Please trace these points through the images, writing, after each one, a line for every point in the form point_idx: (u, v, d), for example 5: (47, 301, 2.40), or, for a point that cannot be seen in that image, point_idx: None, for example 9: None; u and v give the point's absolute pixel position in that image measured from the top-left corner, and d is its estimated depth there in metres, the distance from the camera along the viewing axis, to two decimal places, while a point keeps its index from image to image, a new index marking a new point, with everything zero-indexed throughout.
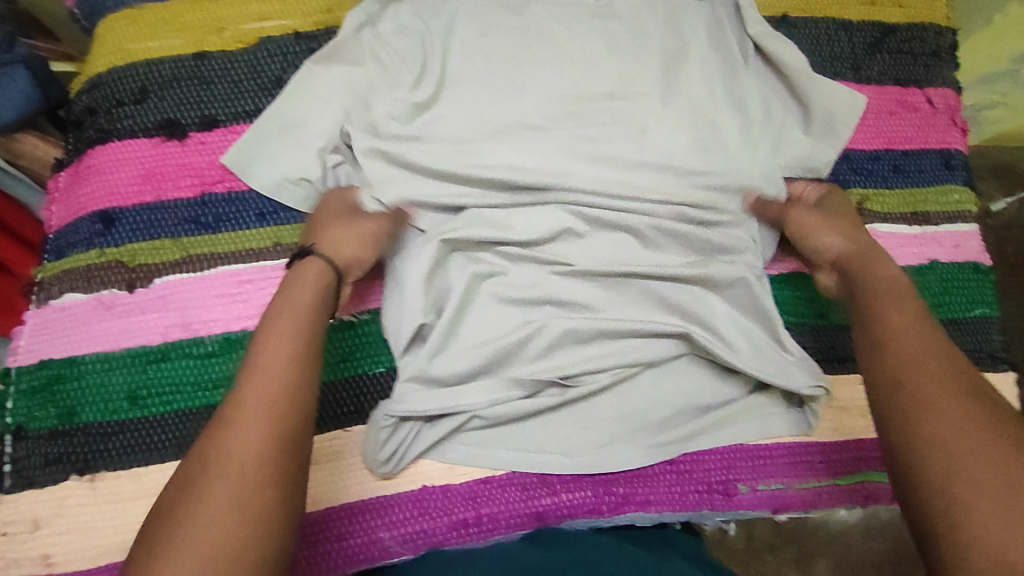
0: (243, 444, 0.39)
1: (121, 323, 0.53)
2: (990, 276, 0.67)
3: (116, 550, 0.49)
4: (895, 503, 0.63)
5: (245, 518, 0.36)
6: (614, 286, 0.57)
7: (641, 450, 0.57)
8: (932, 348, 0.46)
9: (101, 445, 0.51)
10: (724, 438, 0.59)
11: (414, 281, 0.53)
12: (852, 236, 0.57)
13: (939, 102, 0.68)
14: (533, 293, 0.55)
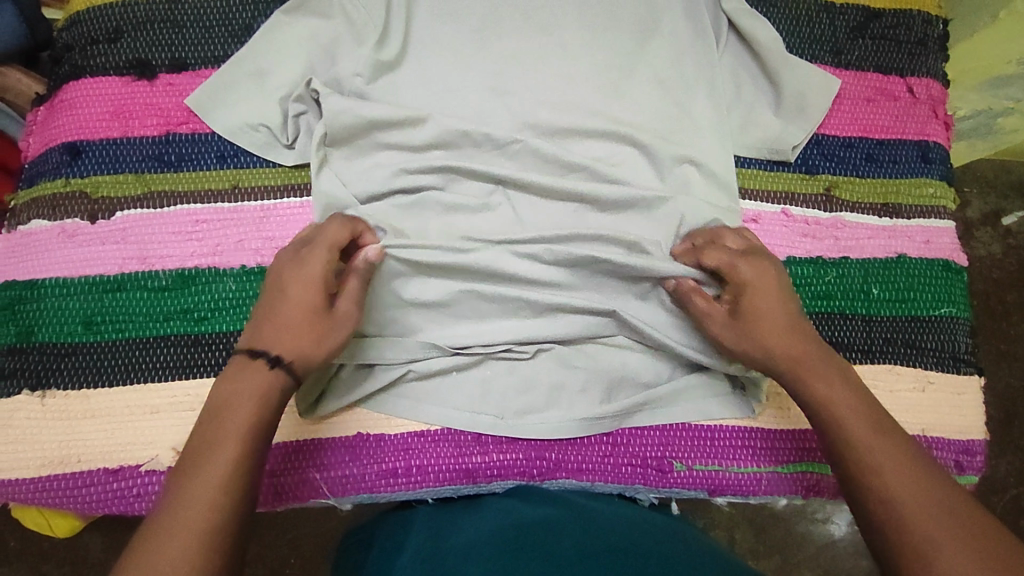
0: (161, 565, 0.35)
1: (81, 251, 0.55)
2: (961, 277, 0.63)
3: (59, 463, 0.52)
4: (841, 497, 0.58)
5: None
6: None
7: (578, 422, 0.55)
8: (885, 430, 0.44)
9: (53, 365, 0.53)
10: (665, 415, 0.56)
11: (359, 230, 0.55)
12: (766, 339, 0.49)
13: (921, 92, 0.66)
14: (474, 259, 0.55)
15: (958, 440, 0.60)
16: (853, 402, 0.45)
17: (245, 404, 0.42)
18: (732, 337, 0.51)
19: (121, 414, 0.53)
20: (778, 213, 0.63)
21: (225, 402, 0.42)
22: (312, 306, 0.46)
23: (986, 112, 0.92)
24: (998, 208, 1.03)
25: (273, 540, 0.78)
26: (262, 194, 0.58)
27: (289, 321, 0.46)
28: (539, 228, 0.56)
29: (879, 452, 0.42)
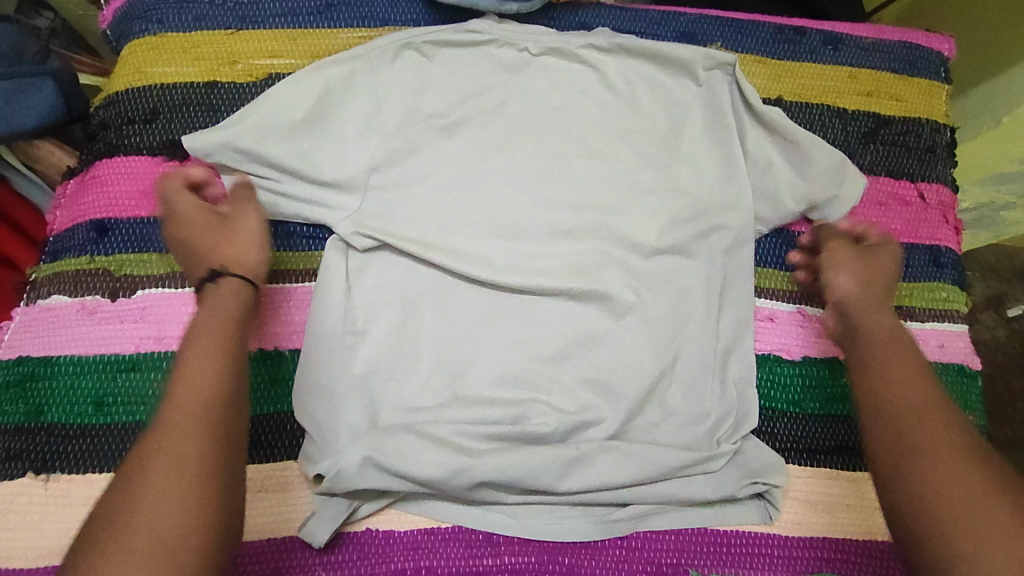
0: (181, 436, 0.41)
1: (99, 329, 0.55)
2: (976, 382, 0.64)
3: (55, 552, 0.50)
4: None
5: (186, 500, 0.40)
6: (579, 348, 0.58)
7: (592, 524, 0.54)
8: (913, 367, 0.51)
9: (60, 446, 0.52)
10: (681, 519, 0.55)
11: (392, 336, 0.57)
12: (866, 282, 0.56)
13: (931, 197, 0.68)
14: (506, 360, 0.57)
15: None
16: (900, 365, 0.51)
17: (209, 323, 0.46)
18: (854, 270, 0.57)
19: None
20: (792, 313, 0.63)
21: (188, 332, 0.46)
22: (201, 216, 0.52)
23: (987, 206, 0.95)
24: (1001, 296, 1.04)
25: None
26: (287, 277, 0.60)
27: (198, 233, 0.52)
28: (559, 327, 0.58)
29: (920, 420, 0.47)
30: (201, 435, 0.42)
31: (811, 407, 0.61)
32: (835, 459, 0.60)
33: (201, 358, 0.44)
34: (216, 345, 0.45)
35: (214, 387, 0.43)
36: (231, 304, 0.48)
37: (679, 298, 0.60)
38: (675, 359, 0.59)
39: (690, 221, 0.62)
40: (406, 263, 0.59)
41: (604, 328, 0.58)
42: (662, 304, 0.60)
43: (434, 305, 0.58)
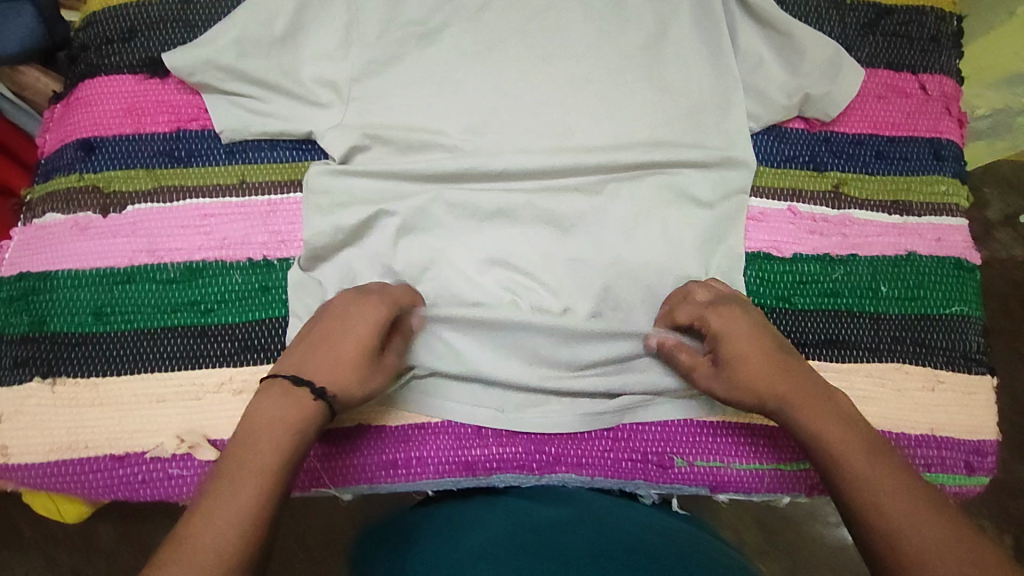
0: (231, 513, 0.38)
1: (93, 244, 0.57)
2: (973, 276, 0.62)
3: (65, 448, 0.52)
4: None
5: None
6: (565, 244, 0.58)
7: (578, 417, 0.55)
8: (848, 421, 0.47)
9: (64, 354, 0.54)
10: (668, 411, 0.56)
11: (388, 237, 0.58)
12: (729, 369, 0.51)
13: (933, 88, 0.65)
14: (497, 259, 0.58)
15: (968, 441, 0.58)
16: (835, 419, 0.47)
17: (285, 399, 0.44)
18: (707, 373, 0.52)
19: (129, 401, 0.54)
20: (784, 210, 0.62)
21: (258, 414, 0.43)
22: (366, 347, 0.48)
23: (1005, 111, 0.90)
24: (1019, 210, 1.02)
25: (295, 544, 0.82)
26: (271, 189, 0.59)
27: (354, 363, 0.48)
28: (547, 227, 0.58)
29: (877, 472, 0.43)
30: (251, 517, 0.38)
31: (800, 302, 0.60)
32: (825, 351, 0.59)
33: (268, 440, 0.42)
34: (289, 437, 0.43)
35: (267, 480, 0.40)
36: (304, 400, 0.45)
37: (667, 201, 0.60)
38: (663, 257, 0.58)
39: (680, 122, 0.61)
40: (387, 174, 0.58)
41: (591, 225, 0.59)
42: (653, 205, 0.59)
43: (419, 210, 0.58)
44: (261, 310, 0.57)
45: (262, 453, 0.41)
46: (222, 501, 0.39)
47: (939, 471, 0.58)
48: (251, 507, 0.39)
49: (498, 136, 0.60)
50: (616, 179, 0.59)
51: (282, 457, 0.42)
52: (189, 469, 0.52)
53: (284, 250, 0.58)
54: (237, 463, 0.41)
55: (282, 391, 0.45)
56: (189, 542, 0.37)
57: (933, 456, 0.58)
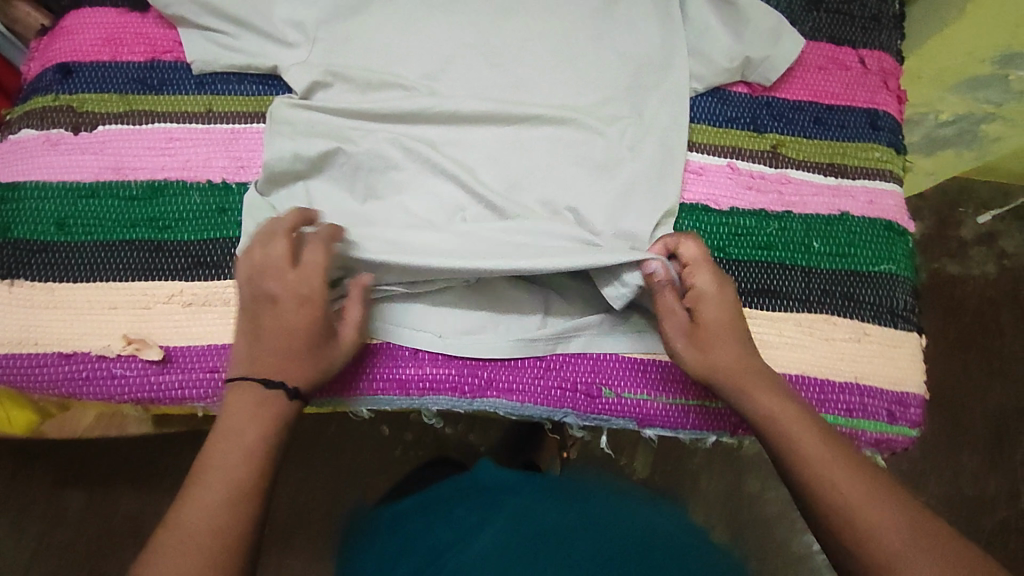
0: (197, 517, 0.45)
1: (62, 159, 0.60)
2: (904, 238, 0.65)
3: (15, 342, 0.55)
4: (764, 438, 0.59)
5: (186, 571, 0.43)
6: (514, 183, 0.61)
7: (513, 344, 0.57)
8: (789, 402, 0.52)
9: (26, 258, 0.57)
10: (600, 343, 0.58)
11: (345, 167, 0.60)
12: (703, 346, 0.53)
13: (872, 63, 0.69)
14: (449, 192, 0.60)
15: (892, 391, 0.60)
16: (782, 406, 0.51)
17: (247, 404, 0.49)
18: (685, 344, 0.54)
19: (83, 305, 0.56)
20: (723, 166, 0.65)
21: (223, 419, 0.49)
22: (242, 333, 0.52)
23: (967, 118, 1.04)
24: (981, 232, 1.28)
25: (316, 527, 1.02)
26: (234, 119, 0.62)
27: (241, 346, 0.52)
28: (498, 166, 0.62)
29: (827, 457, 0.48)
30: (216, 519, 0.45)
31: (735, 252, 0.63)
32: (756, 299, 0.62)
33: (233, 445, 0.48)
34: (251, 438, 0.48)
35: (230, 479, 0.46)
36: (261, 398, 0.49)
37: (614, 150, 0.62)
38: (604, 200, 0.61)
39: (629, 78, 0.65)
40: (350, 112, 0.61)
41: (539, 165, 0.62)
42: (598, 154, 0.62)
43: (380, 143, 0.60)
44: (217, 228, 0.59)
45: (225, 456, 0.47)
46: (190, 506, 0.45)
47: (861, 418, 0.59)
48: (215, 510, 0.45)
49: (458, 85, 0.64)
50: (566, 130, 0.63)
51: (242, 458, 0.47)
52: (133, 369, 0.55)
53: (242, 175, 0.61)
54: (205, 466, 0.47)
55: (249, 390, 0.50)
56: (164, 545, 0.44)
57: (856, 403, 0.59)
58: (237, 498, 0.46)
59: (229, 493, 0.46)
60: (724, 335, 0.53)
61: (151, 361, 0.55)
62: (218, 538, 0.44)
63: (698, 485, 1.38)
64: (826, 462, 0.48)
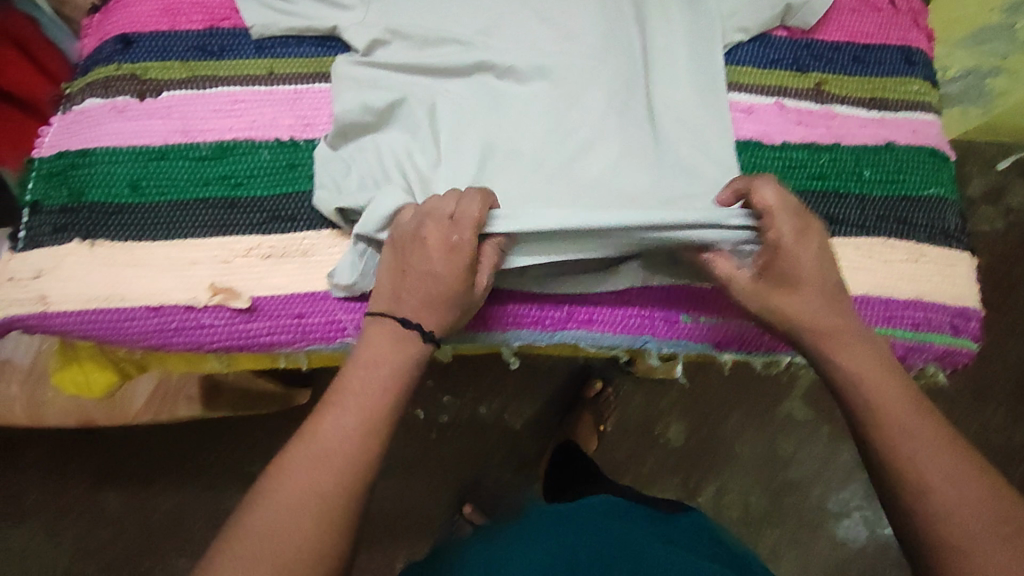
0: (332, 439, 0.46)
1: (130, 125, 0.61)
2: (947, 164, 0.67)
3: (100, 299, 0.55)
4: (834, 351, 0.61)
5: (316, 492, 0.44)
6: (571, 136, 0.62)
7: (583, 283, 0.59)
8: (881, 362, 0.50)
9: (103, 221, 0.58)
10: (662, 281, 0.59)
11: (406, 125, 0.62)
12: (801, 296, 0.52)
13: (902, 3, 0.71)
14: (508, 145, 0.61)
15: (953, 306, 0.62)
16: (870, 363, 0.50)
17: (389, 342, 0.50)
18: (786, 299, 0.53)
19: (164, 263, 0.57)
20: (771, 105, 0.67)
21: (366, 348, 0.50)
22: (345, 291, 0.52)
23: (976, 72, 1.09)
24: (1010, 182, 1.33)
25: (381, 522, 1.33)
26: (297, 79, 0.63)
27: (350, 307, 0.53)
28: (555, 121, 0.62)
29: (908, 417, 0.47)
30: (347, 446, 0.46)
31: (791, 185, 0.65)
32: None
33: (371, 377, 0.49)
34: (388, 374, 0.49)
35: (367, 406, 0.47)
36: (391, 339, 0.50)
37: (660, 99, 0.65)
38: (657, 153, 0.62)
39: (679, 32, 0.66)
40: (416, 74, 0.64)
41: (597, 116, 0.62)
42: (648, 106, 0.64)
43: (441, 103, 0.62)
44: (290, 183, 0.60)
45: (359, 387, 0.48)
46: (326, 426, 0.46)
47: (927, 331, 0.61)
48: (346, 433, 0.46)
49: (517, 35, 0.64)
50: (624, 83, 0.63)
51: (381, 388, 0.48)
52: (221, 319, 0.56)
53: (309, 132, 0.62)
54: (344, 388, 0.48)
55: (387, 328, 0.51)
56: (292, 462, 0.45)
57: (921, 318, 0.61)
58: (369, 428, 0.47)
59: (365, 416, 0.47)
60: (823, 283, 0.52)
61: (238, 310, 0.56)
62: (348, 464, 0.45)
63: None
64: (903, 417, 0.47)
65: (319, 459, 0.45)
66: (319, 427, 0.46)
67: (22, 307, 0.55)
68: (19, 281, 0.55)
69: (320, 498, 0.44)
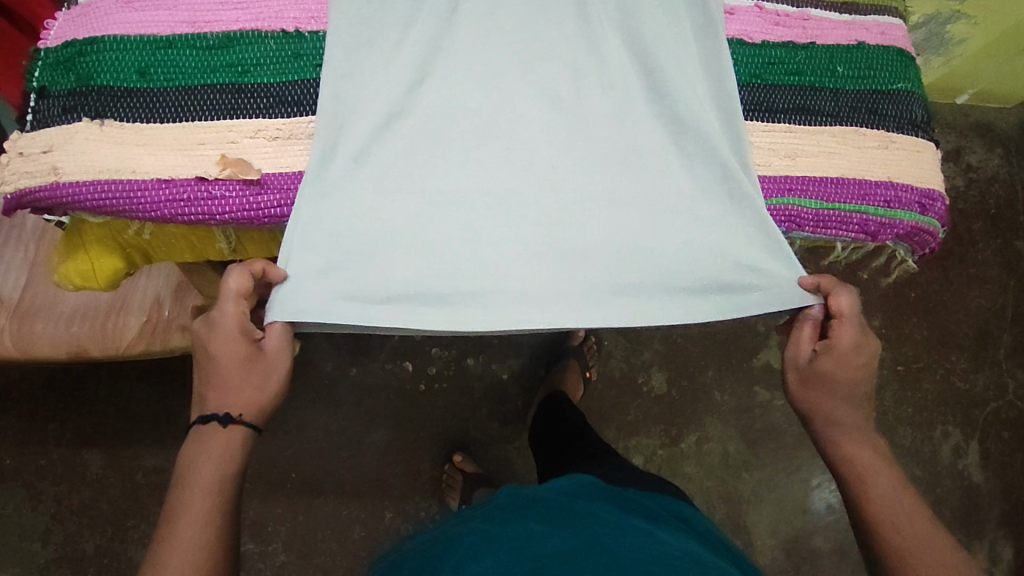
0: (190, 522, 0.58)
1: (137, 16, 0.62)
2: (913, 63, 0.72)
3: (112, 172, 0.58)
4: (808, 230, 0.66)
5: (193, 557, 0.57)
6: (525, 100, 0.65)
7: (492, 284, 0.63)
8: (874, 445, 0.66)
9: (112, 104, 0.59)
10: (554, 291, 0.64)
11: (364, 71, 0.63)
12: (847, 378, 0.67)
13: None
14: (464, 103, 0.64)
15: (921, 187, 0.67)
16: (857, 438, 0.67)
17: (223, 435, 0.62)
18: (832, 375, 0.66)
19: (172, 141, 0.59)
20: (751, 7, 0.70)
21: (207, 445, 0.62)
22: (239, 353, 0.63)
23: (934, 20, 1.18)
24: (955, 147, 1.59)
25: (376, 469, 1.37)
26: None
27: (235, 375, 0.63)
28: (514, 84, 0.65)
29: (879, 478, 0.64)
30: (203, 523, 0.58)
31: (770, 79, 0.68)
32: (793, 117, 0.67)
33: (213, 465, 0.61)
34: (224, 462, 0.61)
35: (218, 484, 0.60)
36: (232, 436, 0.63)
37: (634, 55, 0.67)
38: (599, 129, 0.65)
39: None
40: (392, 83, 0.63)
41: (553, 78, 0.65)
42: (607, 72, 0.66)
43: (410, 43, 0.64)
44: (297, 71, 0.62)
45: (208, 475, 0.60)
46: (187, 511, 0.58)
47: (897, 209, 0.66)
48: (202, 511, 0.58)
49: (528, 67, 0.65)
50: (640, 84, 0.67)
51: (222, 466, 0.61)
52: (232, 191, 0.59)
53: (313, 25, 0.64)
54: (191, 478, 0.60)
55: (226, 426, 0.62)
56: (171, 552, 0.57)
57: (891, 197, 0.66)
58: (217, 493, 0.60)
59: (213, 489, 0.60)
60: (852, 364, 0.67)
61: (248, 182, 0.60)
62: (212, 536, 0.58)
63: (711, 400, 1.46)
64: (881, 476, 0.64)
65: (191, 545, 0.57)
66: (183, 520, 0.58)
67: (36, 179, 0.57)
68: (31, 155, 0.58)
69: (205, 556, 0.57)
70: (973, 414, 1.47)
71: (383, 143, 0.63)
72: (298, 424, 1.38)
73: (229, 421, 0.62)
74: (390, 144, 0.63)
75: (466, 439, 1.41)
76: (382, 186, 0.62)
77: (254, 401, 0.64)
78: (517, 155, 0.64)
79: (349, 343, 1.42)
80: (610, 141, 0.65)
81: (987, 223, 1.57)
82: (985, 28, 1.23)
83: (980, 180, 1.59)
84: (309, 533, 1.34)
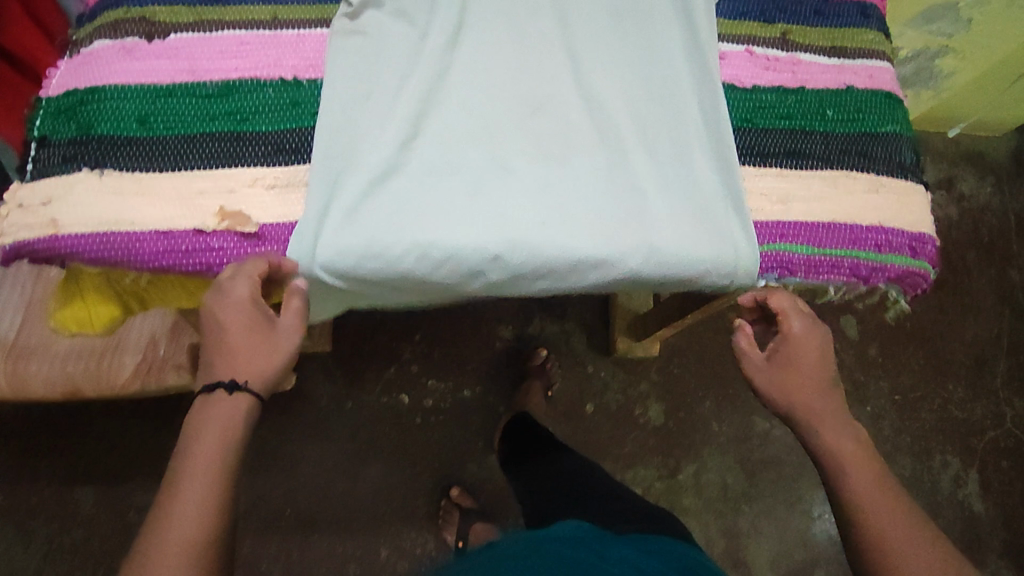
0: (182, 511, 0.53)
1: (139, 65, 0.63)
2: (901, 105, 0.73)
3: (110, 224, 0.58)
4: (802, 275, 0.67)
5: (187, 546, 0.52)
6: (517, 158, 0.64)
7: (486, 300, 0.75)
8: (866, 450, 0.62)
9: (112, 153, 0.60)
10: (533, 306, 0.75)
11: (356, 128, 0.63)
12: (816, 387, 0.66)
13: None
14: (452, 163, 0.63)
15: (912, 231, 0.68)
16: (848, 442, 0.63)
17: (223, 412, 0.58)
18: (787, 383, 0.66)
19: (171, 192, 0.60)
20: (742, 52, 0.71)
21: (197, 422, 0.57)
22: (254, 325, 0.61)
23: (923, 55, 1.21)
24: (947, 176, 1.61)
25: (371, 502, 1.36)
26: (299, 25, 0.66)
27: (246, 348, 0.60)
28: (504, 143, 0.65)
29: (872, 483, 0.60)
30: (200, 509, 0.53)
31: (761, 123, 0.69)
32: (785, 160, 0.68)
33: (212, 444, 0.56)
34: (224, 442, 0.57)
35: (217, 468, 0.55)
36: (235, 404, 0.59)
37: (626, 111, 0.68)
38: (592, 186, 0.64)
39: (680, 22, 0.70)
40: (384, 142, 0.62)
41: (544, 137, 0.66)
42: (600, 131, 0.67)
43: (402, 100, 0.64)
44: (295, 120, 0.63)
45: (205, 455, 0.55)
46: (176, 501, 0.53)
47: (888, 253, 0.67)
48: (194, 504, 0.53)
49: (519, 119, 0.66)
50: (632, 136, 0.66)
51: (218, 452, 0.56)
52: (230, 243, 0.60)
53: (312, 74, 0.65)
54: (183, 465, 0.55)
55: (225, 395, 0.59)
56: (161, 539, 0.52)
57: (882, 241, 0.67)
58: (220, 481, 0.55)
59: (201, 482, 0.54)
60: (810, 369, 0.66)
61: (246, 235, 0.61)
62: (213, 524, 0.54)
63: (708, 429, 1.45)
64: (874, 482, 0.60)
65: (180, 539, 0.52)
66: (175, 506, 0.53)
67: (35, 230, 0.58)
68: (30, 207, 0.58)
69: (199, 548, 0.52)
70: (972, 443, 1.46)
71: (376, 200, 0.61)
72: (292, 457, 1.37)
73: (235, 386, 0.59)
74: (381, 200, 0.61)
75: (463, 471, 1.40)
76: (375, 243, 0.60)
77: (257, 370, 0.60)
78: (506, 210, 0.62)
79: (345, 375, 1.41)
80: (603, 197, 0.64)
81: (980, 251, 1.58)
82: (973, 62, 1.26)
83: (972, 209, 1.60)
84: (302, 570, 1.31)
